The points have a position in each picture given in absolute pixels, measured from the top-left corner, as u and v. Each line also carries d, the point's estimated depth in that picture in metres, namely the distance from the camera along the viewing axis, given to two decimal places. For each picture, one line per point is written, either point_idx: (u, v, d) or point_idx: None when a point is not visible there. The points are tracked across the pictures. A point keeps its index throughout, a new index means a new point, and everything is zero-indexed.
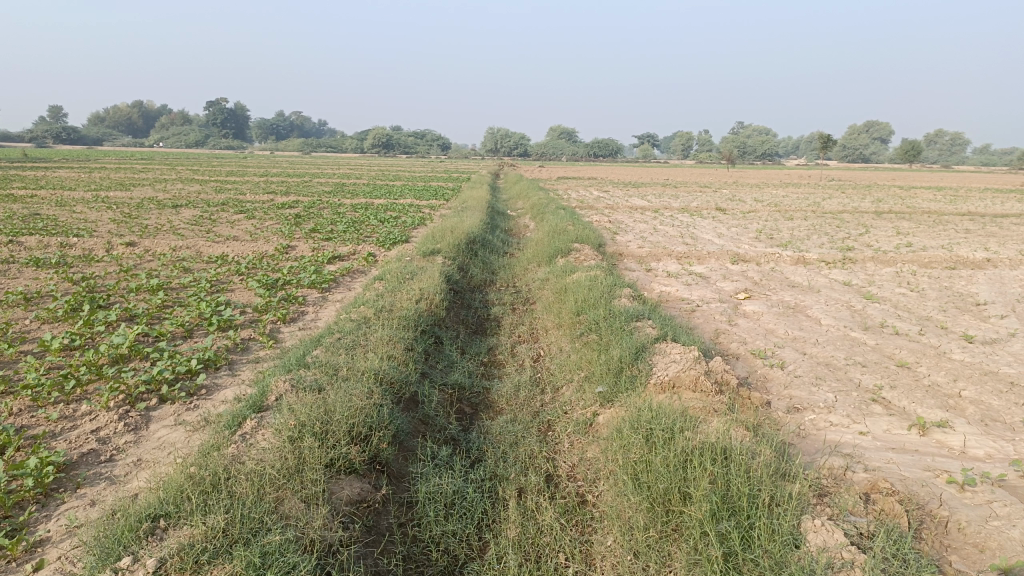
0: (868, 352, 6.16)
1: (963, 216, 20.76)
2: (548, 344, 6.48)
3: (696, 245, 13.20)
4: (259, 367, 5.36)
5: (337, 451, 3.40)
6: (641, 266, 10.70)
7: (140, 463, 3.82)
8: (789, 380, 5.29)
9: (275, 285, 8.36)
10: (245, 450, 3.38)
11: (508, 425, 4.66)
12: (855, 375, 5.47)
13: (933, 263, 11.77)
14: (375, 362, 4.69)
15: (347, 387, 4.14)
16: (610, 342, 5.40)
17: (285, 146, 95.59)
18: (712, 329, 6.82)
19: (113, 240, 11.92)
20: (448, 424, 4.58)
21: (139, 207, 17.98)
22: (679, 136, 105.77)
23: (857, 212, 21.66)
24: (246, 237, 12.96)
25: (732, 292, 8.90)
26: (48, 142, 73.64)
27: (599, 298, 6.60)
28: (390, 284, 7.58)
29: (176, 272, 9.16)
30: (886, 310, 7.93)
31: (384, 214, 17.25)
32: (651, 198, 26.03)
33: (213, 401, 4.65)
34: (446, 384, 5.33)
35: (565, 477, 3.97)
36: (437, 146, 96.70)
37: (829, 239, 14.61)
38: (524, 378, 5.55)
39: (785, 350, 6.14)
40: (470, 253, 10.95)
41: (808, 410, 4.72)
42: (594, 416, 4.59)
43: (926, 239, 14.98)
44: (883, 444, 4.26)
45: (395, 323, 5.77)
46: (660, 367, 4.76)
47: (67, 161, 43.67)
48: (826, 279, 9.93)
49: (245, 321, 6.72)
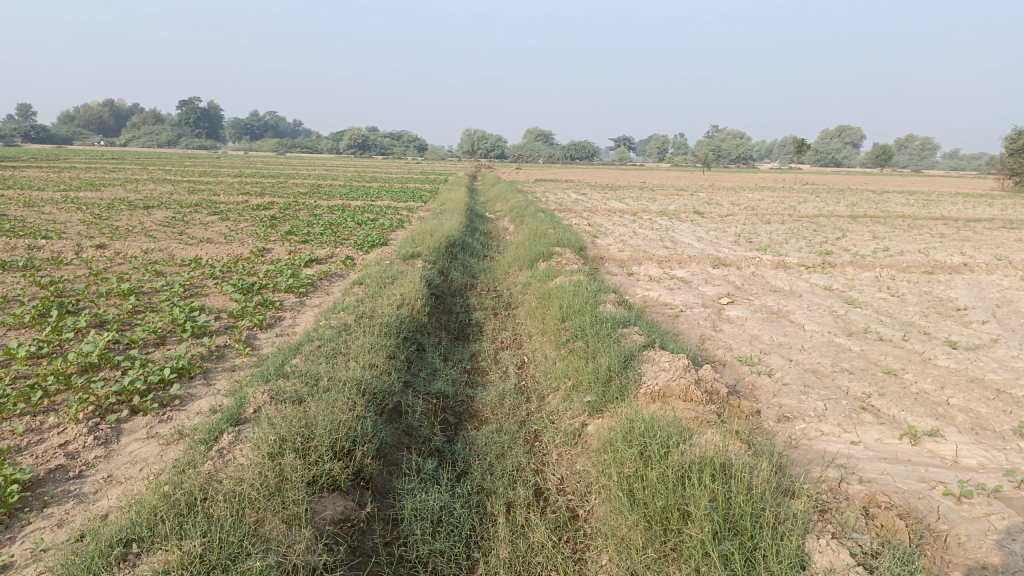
0: (854, 359, 6.12)
1: (937, 220, 21.00)
2: (532, 351, 6.36)
3: (676, 249, 13.17)
4: (236, 376, 5.19)
5: (320, 467, 3.25)
6: (623, 270, 10.63)
7: (110, 480, 3.63)
8: (778, 388, 5.21)
9: (251, 290, 8.16)
10: (222, 467, 3.22)
11: (494, 436, 4.53)
12: (843, 383, 5.41)
13: (911, 267, 11.84)
14: (357, 371, 4.54)
15: (329, 398, 3.99)
16: (597, 349, 5.29)
17: (260, 146, 94.65)
18: (697, 335, 6.75)
19: (84, 242, 11.63)
20: (432, 435, 4.45)
21: (110, 208, 17.63)
22: (655, 139, 106.28)
23: (833, 216, 21.81)
24: (220, 239, 12.72)
25: (714, 296, 8.85)
26: (16, 141, 72.25)
27: (583, 304, 6.50)
28: (370, 289, 7.42)
29: (148, 275, 8.93)
30: (868, 316, 7.92)
31: (361, 216, 17.03)
32: (629, 201, 26.05)
33: (188, 412, 4.47)
34: (429, 393, 5.19)
35: (555, 490, 3.86)
36: (413, 147, 96.24)
37: (808, 243, 14.65)
38: (509, 386, 5.43)
39: (771, 357, 6.08)
40: (450, 256, 10.81)
41: (799, 420, 4.65)
42: (583, 426, 4.48)
43: (902, 243, 15.10)
44: (876, 454, 4.19)
45: (376, 330, 5.62)
46: (650, 376, 4.66)
47: (35, 160, 42.78)
48: (807, 284, 9.93)
49: (220, 327, 6.53)
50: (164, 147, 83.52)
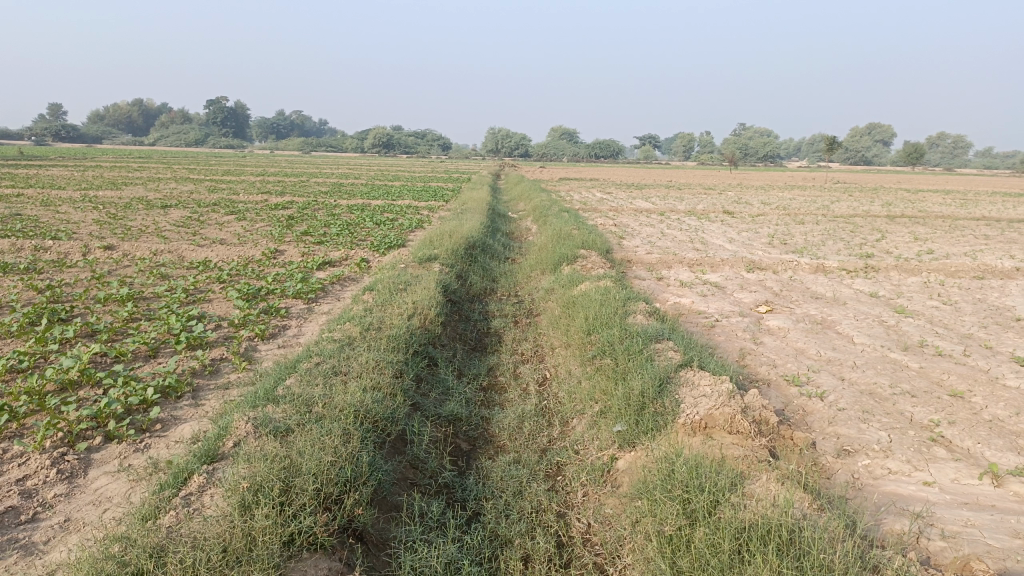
0: (914, 379, 5.48)
1: (979, 221, 20.14)
2: (555, 366, 5.81)
3: (707, 251, 12.54)
4: (228, 396, 4.69)
5: (298, 523, 2.71)
6: (652, 274, 10.05)
7: (66, 525, 3.14)
8: (833, 414, 4.61)
9: (257, 296, 7.68)
10: (184, 521, 2.71)
11: (511, 468, 4.00)
12: (906, 409, 4.79)
13: (959, 272, 11.10)
14: (356, 395, 4.02)
15: (320, 429, 3.48)
16: (628, 368, 4.70)
17: (285, 145, 95.09)
18: (735, 349, 6.15)
19: (92, 243, 11.26)
20: (441, 468, 3.92)
21: (127, 207, 17.33)
22: (680, 137, 105.07)
23: (868, 216, 21.02)
24: (233, 240, 12.31)
25: (752, 304, 8.22)
26: (47, 142, 73.13)
27: (611, 314, 5.92)
28: (381, 296, 6.91)
29: (153, 279, 8.50)
30: (922, 327, 7.26)
31: (380, 216, 16.62)
32: (655, 200, 25.39)
33: (167, 442, 3.98)
34: (440, 416, 4.65)
35: (581, 539, 3.31)
36: (437, 147, 96.01)
37: (846, 245, 13.93)
38: (529, 407, 4.89)
39: (821, 376, 5.47)
40: (470, 259, 10.31)
41: (861, 454, 4.06)
42: (612, 461, 3.93)
43: (946, 246, 14.32)
44: (954, 500, 3.58)
45: (383, 345, 5.10)
46: (689, 402, 4.08)
47: (60, 159, 43.03)
48: (851, 290, 9.27)
49: (218, 338, 6.05)
50: (191, 145, 83.88)
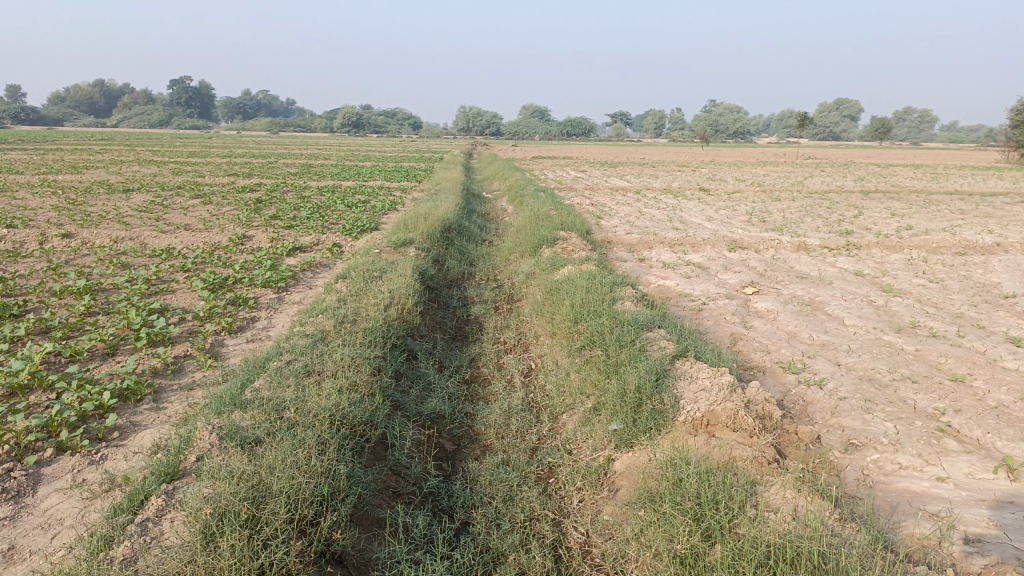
0: (912, 363, 5.29)
1: (953, 195, 20.22)
2: (540, 357, 5.55)
3: (687, 230, 12.30)
4: (192, 398, 4.36)
5: (270, 553, 2.42)
6: (633, 255, 9.81)
7: (10, 554, 2.80)
8: (835, 404, 4.40)
9: (223, 286, 7.29)
10: (141, 554, 2.40)
11: (500, 471, 3.74)
12: (909, 397, 4.59)
13: (940, 248, 10.99)
14: (332, 397, 3.72)
15: (293, 438, 3.18)
16: (621, 360, 4.45)
17: (251, 125, 93.32)
18: (726, 335, 5.91)
19: (49, 230, 10.73)
20: (425, 474, 3.64)
21: (87, 192, 16.70)
22: (652, 114, 104.72)
23: (843, 192, 20.94)
24: (198, 226, 11.84)
25: (737, 285, 8.02)
26: (5, 124, 70.95)
27: (598, 301, 5.65)
28: (356, 284, 6.57)
29: (112, 269, 8.06)
30: (912, 307, 7.10)
31: (351, 198, 16.17)
32: (629, 178, 25.13)
33: (125, 453, 3.65)
34: (421, 415, 4.37)
35: (580, 550, 3.06)
36: (408, 126, 94.95)
37: (825, 222, 13.78)
38: (515, 402, 4.63)
39: (817, 362, 5.26)
40: (446, 242, 9.98)
41: (869, 449, 3.85)
42: (608, 462, 3.67)
43: (924, 221, 14.24)
44: (972, 496, 3.39)
45: (360, 339, 4.79)
46: (688, 398, 3.84)
47: (17, 143, 41.62)
48: (836, 269, 9.11)
49: (182, 333, 5.69)
50: (154, 126, 81.86)
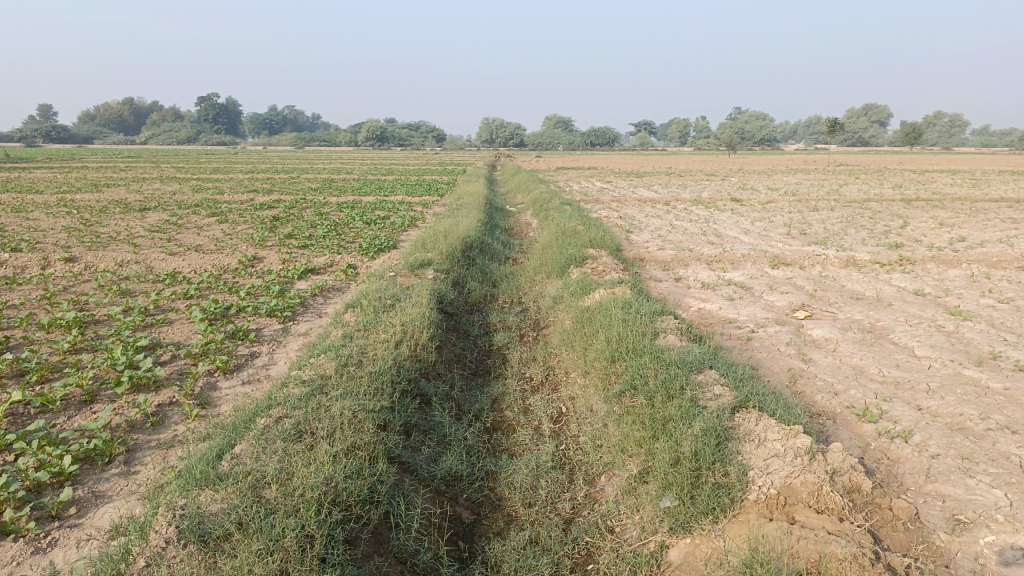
0: (1006, 407, 4.51)
1: (999, 202, 19.24)
2: (572, 400, 4.88)
3: (723, 244, 11.56)
4: (169, 461, 3.74)
5: None
6: (668, 275, 9.11)
7: None
8: (928, 466, 3.68)
9: (224, 315, 6.71)
10: None
11: (528, 555, 3.08)
12: (1013, 453, 3.83)
13: (1002, 263, 10.11)
14: (323, 470, 3.08)
15: (268, 535, 2.56)
16: (670, 414, 3.75)
17: (277, 139, 93.93)
18: (784, 372, 5.20)
19: (53, 254, 10.23)
20: (436, 564, 2.97)
21: (103, 211, 16.30)
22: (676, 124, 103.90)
23: (883, 200, 20.02)
24: (210, 247, 11.33)
25: (787, 309, 7.29)
26: (40, 144, 72.21)
27: (637, 336, 4.97)
28: (367, 315, 5.95)
29: (111, 298, 7.50)
30: (988, 334, 6.31)
31: (371, 214, 15.60)
32: (657, 188, 24.32)
33: (74, 541, 3.01)
34: (432, 479, 3.70)
35: None
36: (432, 138, 94.89)
37: (871, 233, 12.94)
38: (545, 458, 3.96)
39: (894, 406, 4.52)
40: (467, 262, 9.35)
41: (981, 528, 3.11)
42: (661, 551, 2.99)
43: (976, 231, 13.35)
44: None
45: (364, 387, 4.15)
46: (758, 468, 3.16)
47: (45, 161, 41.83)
48: (892, 287, 8.34)
49: (171, 374, 5.09)
50: (181, 142, 82.45)
